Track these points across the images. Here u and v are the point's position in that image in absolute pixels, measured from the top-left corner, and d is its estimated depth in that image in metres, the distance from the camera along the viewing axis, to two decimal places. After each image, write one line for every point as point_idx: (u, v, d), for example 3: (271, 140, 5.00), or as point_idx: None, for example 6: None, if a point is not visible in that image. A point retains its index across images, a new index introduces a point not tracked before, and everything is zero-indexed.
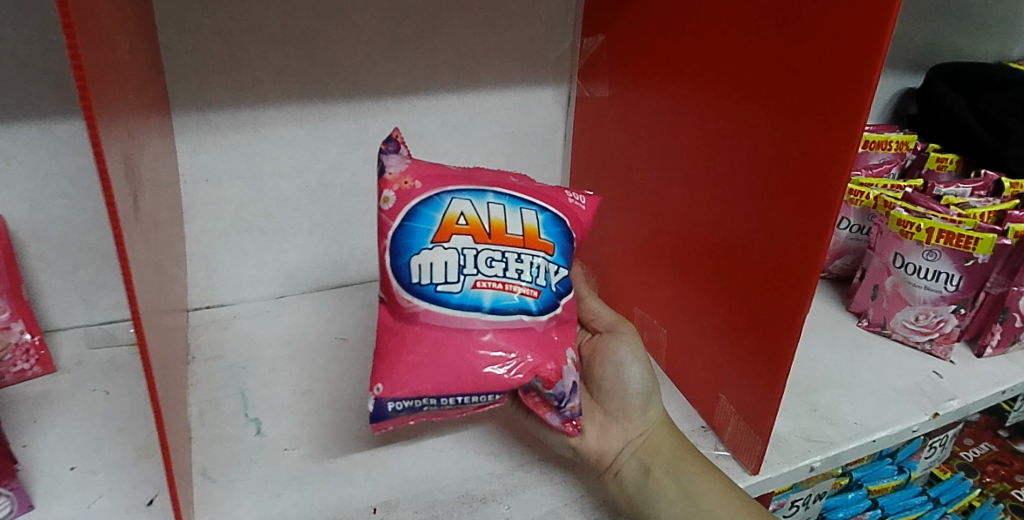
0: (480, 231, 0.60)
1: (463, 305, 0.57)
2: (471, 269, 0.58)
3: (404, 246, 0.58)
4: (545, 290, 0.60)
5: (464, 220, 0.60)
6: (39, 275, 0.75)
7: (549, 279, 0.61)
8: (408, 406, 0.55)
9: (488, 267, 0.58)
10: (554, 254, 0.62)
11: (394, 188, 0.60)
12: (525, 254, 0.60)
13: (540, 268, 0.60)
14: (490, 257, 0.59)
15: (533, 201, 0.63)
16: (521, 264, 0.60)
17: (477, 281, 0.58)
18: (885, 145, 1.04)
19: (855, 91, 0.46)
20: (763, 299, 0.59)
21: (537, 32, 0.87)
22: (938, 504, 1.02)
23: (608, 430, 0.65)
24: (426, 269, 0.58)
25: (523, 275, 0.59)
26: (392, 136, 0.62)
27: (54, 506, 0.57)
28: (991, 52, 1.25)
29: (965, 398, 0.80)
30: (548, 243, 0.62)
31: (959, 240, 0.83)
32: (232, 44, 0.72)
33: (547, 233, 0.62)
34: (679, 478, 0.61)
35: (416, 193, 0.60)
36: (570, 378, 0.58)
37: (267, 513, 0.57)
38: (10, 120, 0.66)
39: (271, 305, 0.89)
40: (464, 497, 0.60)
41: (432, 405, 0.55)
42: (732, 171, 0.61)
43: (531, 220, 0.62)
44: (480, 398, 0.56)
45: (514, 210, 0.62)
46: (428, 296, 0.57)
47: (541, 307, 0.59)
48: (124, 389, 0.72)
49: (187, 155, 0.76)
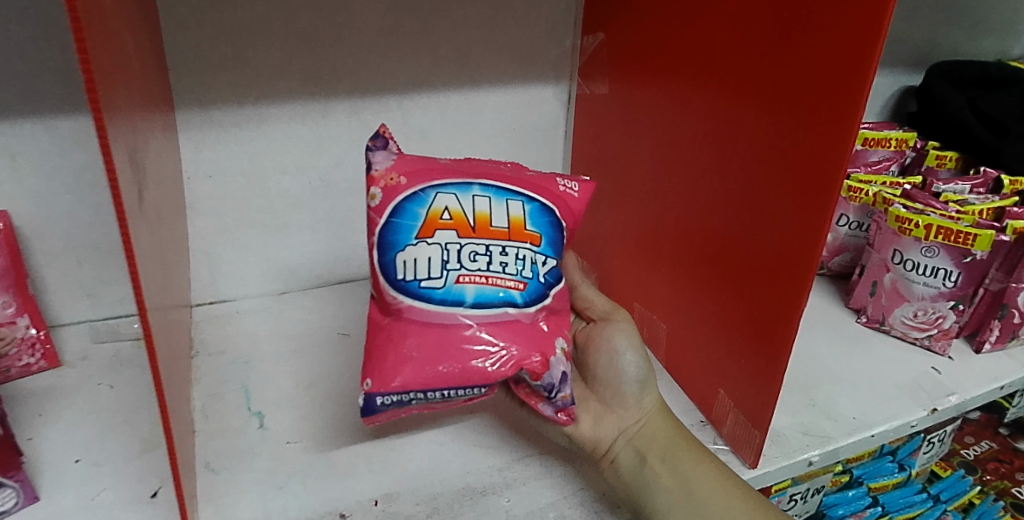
0: (464, 225, 0.60)
1: (446, 300, 0.58)
2: (455, 264, 0.59)
3: (390, 242, 0.59)
4: (531, 282, 0.60)
5: (448, 214, 0.60)
6: (44, 270, 0.76)
7: (535, 270, 0.61)
8: (397, 401, 0.56)
9: (472, 262, 0.59)
10: (540, 245, 0.62)
11: (379, 185, 0.60)
12: (509, 247, 0.60)
13: (525, 260, 0.61)
14: (474, 251, 0.59)
15: (519, 192, 0.63)
16: (506, 257, 0.60)
17: (460, 275, 0.59)
18: (884, 143, 1.05)
19: (852, 86, 0.46)
20: (761, 293, 0.59)
21: (538, 29, 0.88)
22: (939, 501, 1.02)
23: (603, 418, 0.65)
24: (411, 265, 0.58)
25: (507, 269, 0.60)
26: (378, 132, 0.63)
27: (60, 498, 0.57)
28: (991, 50, 1.25)
29: (963, 394, 0.80)
30: (534, 234, 0.62)
31: (958, 236, 0.84)
32: (235, 41, 0.73)
33: (533, 224, 0.62)
34: (675, 466, 0.61)
35: (401, 189, 0.60)
36: (558, 368, 0.59)
37: (270, 505, 0.57)
38: (16, 116, 0.67)
39: (273, 300, 0.89)
40: (464, 490, 0.61)
41: (420, 398, 0.56)
42: (730, 166, 0.61)
43: (517, 211, 0.62)
44: (467, 391, 0.57)
45: (500, 202, 0.62)
46: (412, 292, 0.58)
47: (527, 300, 0.60)
48: (128, 384, 0.72)
49: (191, 152, 0.77)
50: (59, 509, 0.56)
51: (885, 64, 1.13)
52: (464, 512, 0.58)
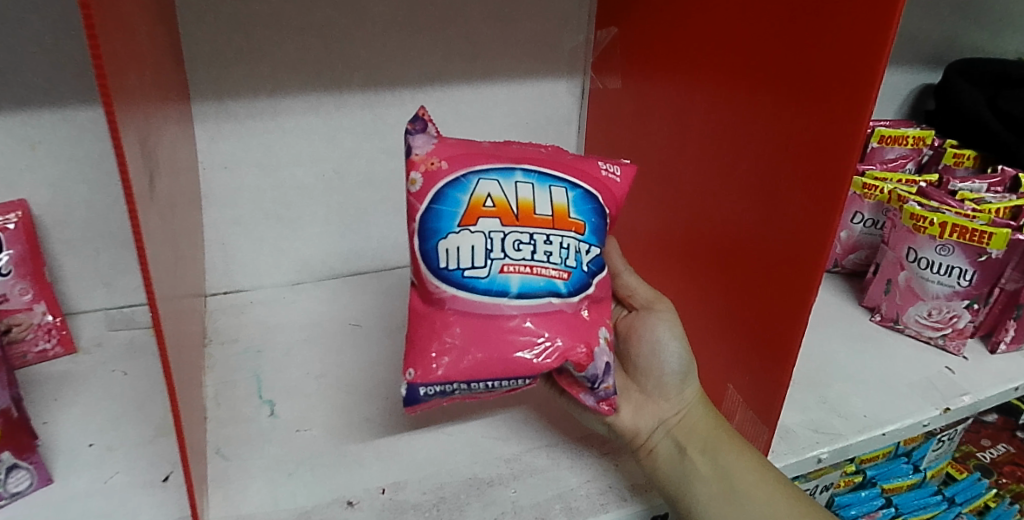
0: (508, 213, 0.59)
1: (490, 290, 0.58)
2: (499, 253, 0.58)
3: (431, 229, 0.58)
4: (575, 271, 0.60)
5: (491, 201, 0.59)
6: (62, 258, 0.77)
7: (579, 259, 0.61)
8: (439, 391, 0.57)
9: (516, 251, 0.59)
10: (584, 233, 0.62)
11: (420, 169, 0.59)
12: (554, 235, 0.60)
13: (569, 249, 0.60)
14: (518, 239, 0.59)
15: (562, 178, 0.63)
16: (550, 246, 0.60)
17: (504, 265, 0.58)
18: (901, 141, 1.04)
19: (861, 81, 0.46)
20: (769, 286, 0.59)
21: (551, 24, 0.88)
22: (954, 504, 1.00)
23: (643, 408, 0.65)
24: (453, 254, 0.58)
25: (552, 258, 0.60)
26: (418, 115, 0.61)
27: (72, 481, 0.58)
28: (1011, 49, 1.23)
29: (977, 394, 0.79)
30: (578, 223, 0.61)
31: (973, 235, 0.82)
32: (250, 34, 0.74)
33: (576, 212, 0.62)
34: (716, 457, 0.61)
35: (442, 174, 0.59)
36: (602, 359, 0.59)
37: (279, 491, 0.58)
38: (34, 106, 0.68)
39: (286, 291, 0.90)
40: (471, 480, 0.61)
41: (463, 388, 0.57)
42: (739, 160, 0.61)
43: (560, 198, 0.61)
44: (510, 381, 0.58)
45: (543, 188, 0.61)
46: (455, 281, 0.58)
47: (571, 289, 0.60)
48: (142, 370, 0.73)
49: (206, 143, 0.78)
50: (73, 491, 0.57)
51: (902, 63, 1.12)
52: (471, 502, 0.58)
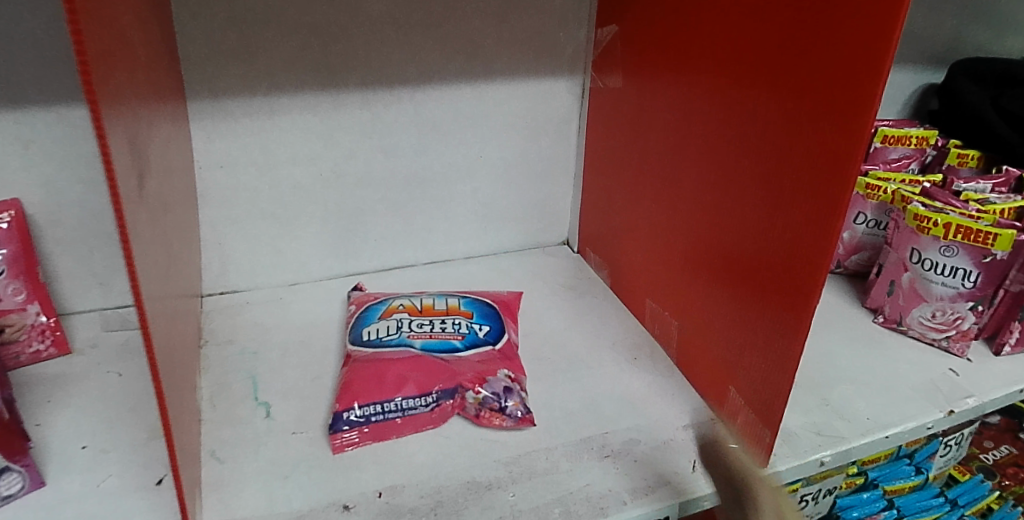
0: (415, 311, 0.82)
1: (399, 345, 0.75)
2: (405, 329, 0.78)
3: (358, 319, 0.80)
4: (468, 336, 0.77)
5: (404, 306, 0.83)
6: (56, 258, 0.76)
7: (470, 329, 0.79)
8: (361, 417, 0.66)
9: (419, 328, 0.78)
10: (472, 317, 0.81)
11: (354, 304, 0.84)
12: (448, 318, 0.81)
13: (460, 324, 0.79)
14: (420, 323, 0.79)
15: (460, 294, 0.86)
16: (445, 322, 0.80)
17: (409, 335, 0.77)
18: (904, 141, 1.03)
19: (866, 84, 0.45)
20: (772, 287, 0.58)
21: (551, 22, 0.87)
22: (957, 506, 0.99)
23: None
24: (373, 330, 0.77)
25: (450, 329, 0.78)
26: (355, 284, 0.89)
27: (64, 484, 0.58)
28: (1016, 48, 1.22)
29: (982, 396, 0.78)
30: (467, 312, 0.82)
31: (977, 236, 0.81)
32: (246, 33, 0.73)
33: (467, 306, 0.83)
34: None
35: (368, 300, 0.85)
36: (499, 383, 0.70)
37: (274, 494, 0.57)
38: (27, 105, 0.67)
39: (284, 291, 0.90)
40: (469, 483, 0.60)
41: (378, 411, 0.66)
42: (741, 158, 0.60)
43: (454, 302, 0.84)
44: (416, 402, 0.67)
45: (441, 298, 0.85)
46: (371, 345, 0.75)
47: (466, 345, 0.76)
48: (136, 372, 0.72)
49: (202, 142, 0.77)
50: (64, 495, 0.56)
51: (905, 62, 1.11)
52: (468, 506, 0.57)
